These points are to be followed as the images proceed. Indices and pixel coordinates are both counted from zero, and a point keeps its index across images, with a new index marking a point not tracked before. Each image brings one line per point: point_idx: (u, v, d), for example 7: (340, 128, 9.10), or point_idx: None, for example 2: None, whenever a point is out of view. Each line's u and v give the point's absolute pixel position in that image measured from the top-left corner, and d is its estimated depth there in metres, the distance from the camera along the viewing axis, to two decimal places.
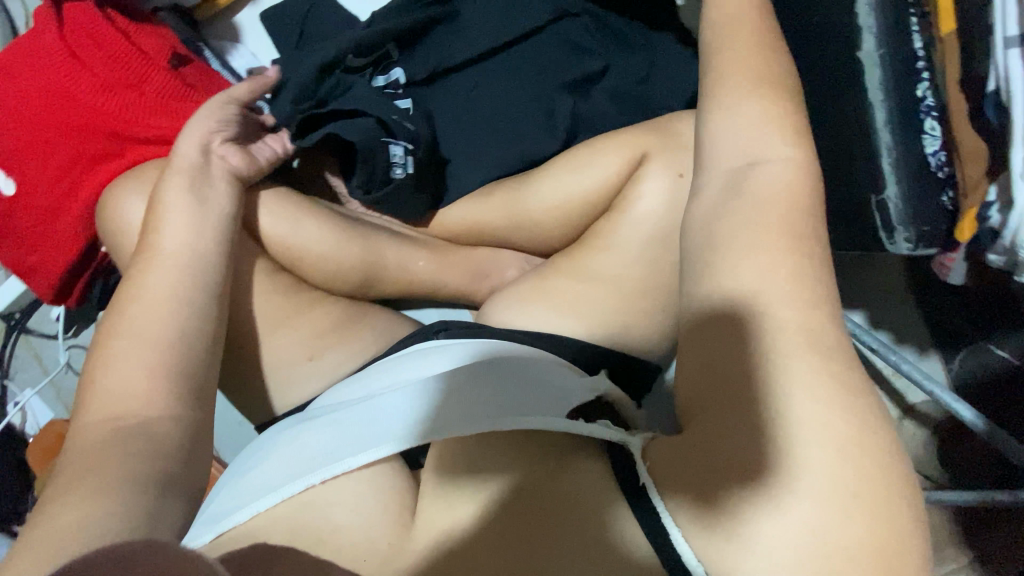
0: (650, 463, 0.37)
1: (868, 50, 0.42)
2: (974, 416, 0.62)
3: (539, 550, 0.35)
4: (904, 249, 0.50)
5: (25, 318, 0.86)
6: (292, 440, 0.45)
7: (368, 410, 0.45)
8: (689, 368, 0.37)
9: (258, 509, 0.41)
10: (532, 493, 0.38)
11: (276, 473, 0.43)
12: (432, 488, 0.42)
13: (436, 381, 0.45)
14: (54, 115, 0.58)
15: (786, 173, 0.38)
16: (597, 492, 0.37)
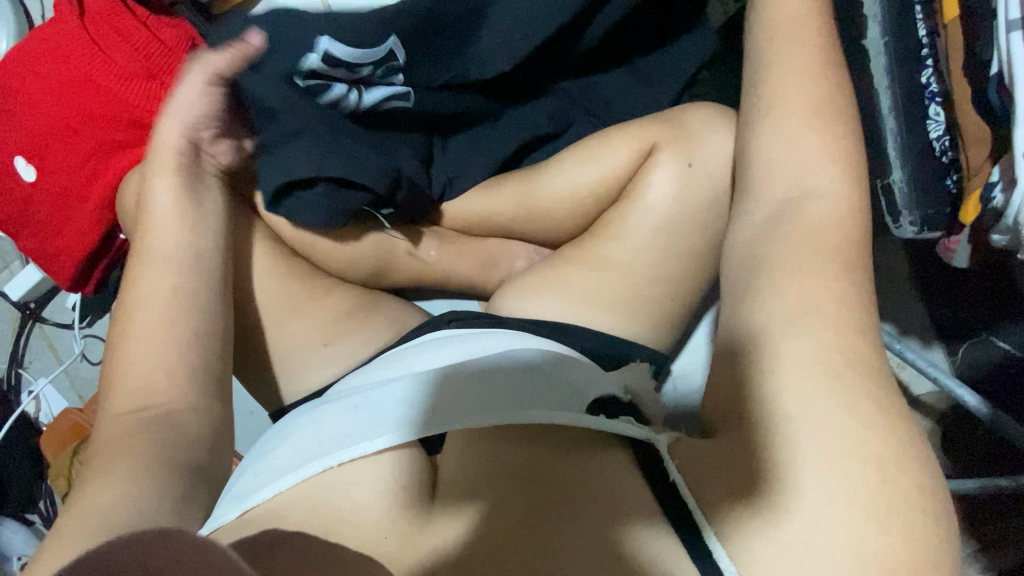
0: (678, 461, 0.39)
1: (874, 37, 0.48)
2: (976, 401, 0.63)
3: (564, 534, 0.36)
4: (910, 233, 0.51)
5: (41, 307, 0.88)
6: (312, 422, 0.46)
7: (386, 394, 0.45)
8: (728, 374, 0.39)
9: (280, 488, 0.41)
10: (555, 483, 0.40)
11: (296, 455, 0.43)
12: (453, 473, 0.43)
13: (457, 370, 0.45)
14: (76, 103, 0.60)
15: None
16: (622, 483, 0.39)
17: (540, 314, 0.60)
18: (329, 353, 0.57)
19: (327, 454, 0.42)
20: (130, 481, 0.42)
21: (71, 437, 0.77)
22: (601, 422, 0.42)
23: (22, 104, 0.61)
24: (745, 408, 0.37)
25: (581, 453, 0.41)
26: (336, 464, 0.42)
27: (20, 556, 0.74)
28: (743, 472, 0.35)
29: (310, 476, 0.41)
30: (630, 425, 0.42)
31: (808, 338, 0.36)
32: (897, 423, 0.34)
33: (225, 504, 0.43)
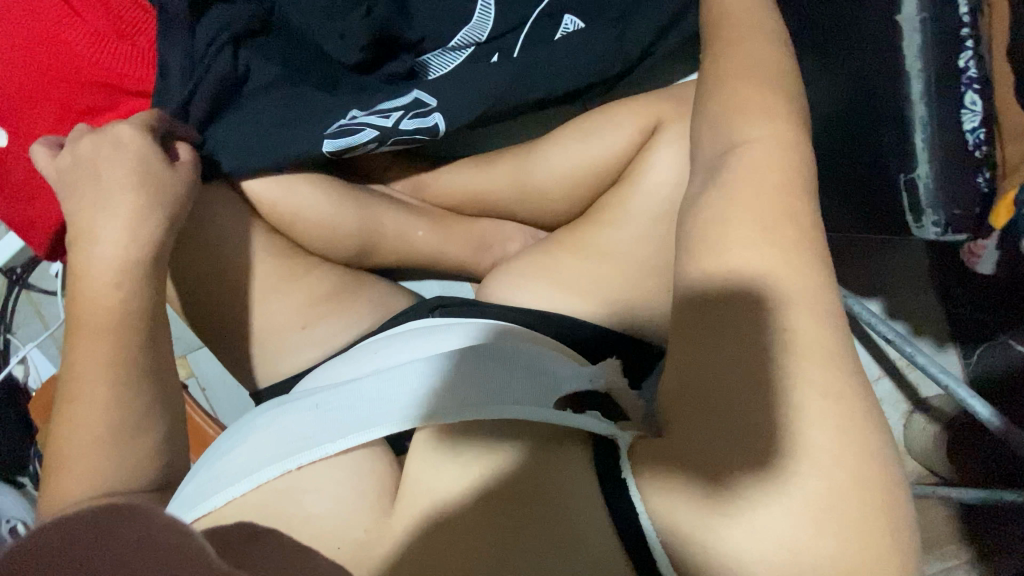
0: (635, 459, 0.35)
1: (908, 13, 0.40)
2: (989, 412, 0.58)
3: (517, 543, 0.33)
4: (932, 234, 0.45)
5: (27, 274, 0.74)
6: (275, 421, 0.43)
7: (348, 395, 0.42)
8: (690, 347, 0.32)
9: (236, 495, 0.39)
10: (514, 483, 0.36)
11: (252, 459, 0.40)
12: (415, 473, 0.39)
13: (429, 365, 0.42)
14: (42, 60, 0.53)
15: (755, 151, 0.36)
16: (579, 484, 0.35)
17: (525, 302, 0.57)
18: (308, 336, 0.55)
19: (288, 456, 0.39)
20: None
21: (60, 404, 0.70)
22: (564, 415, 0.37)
23: None
24: (706, 381, 0.31)
25: (543, 446, 0.37)
26: (298, 464, 0.39)
27: (9, 521, 0.66)
28: (680, 450, 0.31)
29: (270, 478, 0.39)
30: (594, 418, 0.37)
31: (819, 357, 0.30)
32: (886, 448, 0.31)
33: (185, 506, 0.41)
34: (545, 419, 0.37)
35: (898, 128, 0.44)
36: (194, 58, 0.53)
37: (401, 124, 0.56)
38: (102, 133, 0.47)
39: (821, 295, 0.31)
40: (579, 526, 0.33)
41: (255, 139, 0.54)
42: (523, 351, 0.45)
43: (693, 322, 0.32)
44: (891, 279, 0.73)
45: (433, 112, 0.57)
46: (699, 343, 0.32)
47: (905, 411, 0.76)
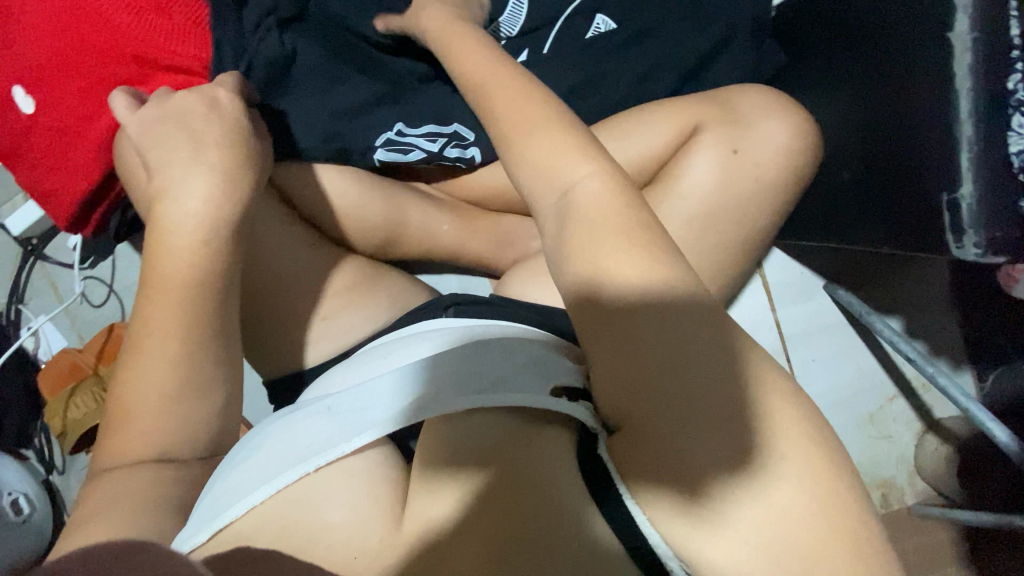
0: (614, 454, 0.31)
1: (960, 31, 0.40)
2: (1007, 435, 0.57)
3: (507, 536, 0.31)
4: (971, 256, 0.43)
5: (43, 245, 0.73)
6: (287, 422, 0.40)
7: (358, 391, 0.40)
8: (608, 350, 0.30)
9: (252, 504, 0.35)
10: (500, 471, 0.34)
11: (266, 465, 0.37)
12: (429, 468, 0.36)
13: (437, 355, 0.40)
14: (75, 29, 0.52)
15: (599, 173, 0.34)
16: (563, 468, 0.34)
17: (548, 302, 0.56)
18: (328, 326, 0.55)
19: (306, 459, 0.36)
20: (145, 447, 0.40)
21: (69, 379, 0.69)
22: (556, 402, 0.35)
23: (23, 28, 0.53)
24: (646, 381, 0.29)
25: (529, 433, 0.36)
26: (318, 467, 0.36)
27: (11, 493, 0.66)
28: (660, 457, 0.28)
29: (288, 484, 0.36)
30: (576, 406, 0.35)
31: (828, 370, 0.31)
32: None
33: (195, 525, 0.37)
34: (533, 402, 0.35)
35: (945, 145, 0.43)
36: (248, 44, 0.54)
37: (445, 152, 0.58)
38: (206, 92, 0.46)
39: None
40: (567, 519, 0.31)
41: (316, 119, 0.55)
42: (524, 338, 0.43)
43: (612, 320, 0.30)
44: (908, 298, 0.74)
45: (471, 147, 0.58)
46: (617, 349, 0.30)
47: (917, 431, 0.76)
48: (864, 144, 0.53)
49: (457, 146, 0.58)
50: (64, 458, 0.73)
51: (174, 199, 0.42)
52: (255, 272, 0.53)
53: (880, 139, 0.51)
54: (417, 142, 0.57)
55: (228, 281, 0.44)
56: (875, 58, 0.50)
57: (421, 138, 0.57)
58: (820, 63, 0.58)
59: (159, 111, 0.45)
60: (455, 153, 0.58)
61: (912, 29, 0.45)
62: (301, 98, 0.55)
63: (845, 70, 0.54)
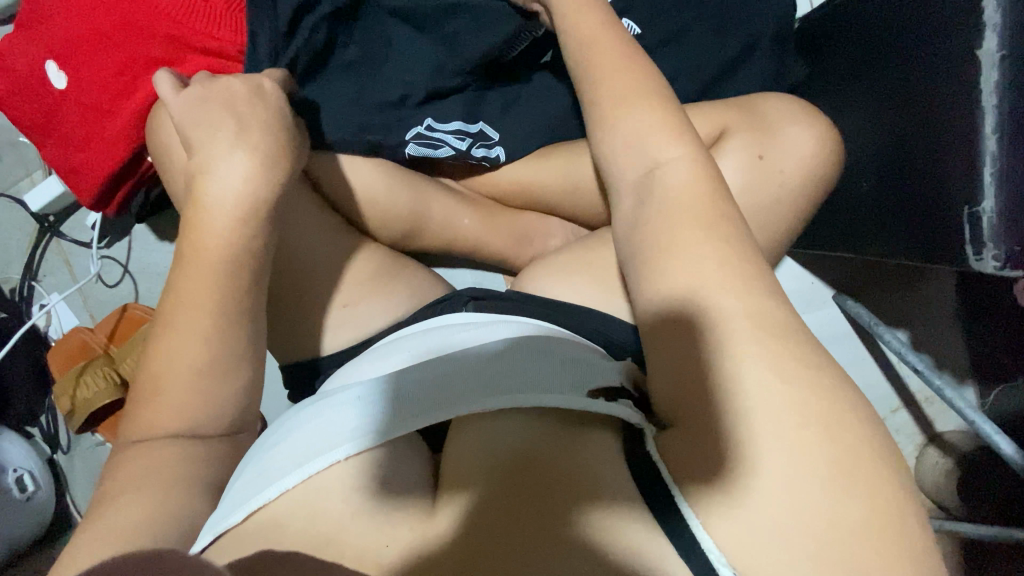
0: (665, 455, 0.33)
1: (989, 49, 0.41)
2: (1013, 449, 0.58)
3: (553, 532, 0.31)
4: (989, 269, 0.44)
5: (60, 223, 0.73)
6: (316, 410, 0.40)
7: (390, 382, 0.40)
8: (667, 362, 0.35)
9: (285, 487, 0.35)
10: (544, 469, 0.35)
11: (297, 450, 0.37)
12: (464, 462, 0.37)
13: (470, 352, 0.41)
14: (113, 8, 0.52)
15: (683, 161, 0.39)
16: (609, 469, 0.34)
17: (567, 299, 0.57)
18: (349, 314, 0.55)
19: (324, 453, 0.36)
20: (171, 424, 0.41)
21: (79, 358, 0.69)
22: (596, 403, 0.36)
23: (60, 5, 0.53)
24: (694, 390, 0.33)
25: (571, 434, 0.36)
26: (337, 461, 0.36)
27: (17, 470, 0.65)
28: (712, 457, 0.31)
29: (307, 478, 0.36)
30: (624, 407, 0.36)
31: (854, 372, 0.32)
32: None
33: (224, 509, 0.36)
34: (578, 405, 0.36)
35: (968, 161, 0.44)
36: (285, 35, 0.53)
37: (472, 151, 0.60)
38: (250, 80, 0.46)
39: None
40: (614, 520, 0.31)
41: (350, 116, 0.56)
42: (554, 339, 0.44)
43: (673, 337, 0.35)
44: (915, 311, 0.75)
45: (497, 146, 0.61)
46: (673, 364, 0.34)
47: (918, 443, 0.78)
48: (885, 157, 0.54)
49: (481, 144, 0.60)
50: (69, 438, 0.72)
51: (207, 184, 0.42)
52: (279, 258, 0.54)
53: (901, 154, 0.52)
54: (444, 139, 0.59)
55: (258, 265, 0.44)
56: (901, 73, 0.51)
57: (450, 137, 0.59)
58: (844, 72, 0.59)
59: (199, 92, 0.45)
60: (481, 153, 0.61)
61: (938, 46, 0.46)
62: (335, 93, 0.56)
63: (870, 83, 0.55)
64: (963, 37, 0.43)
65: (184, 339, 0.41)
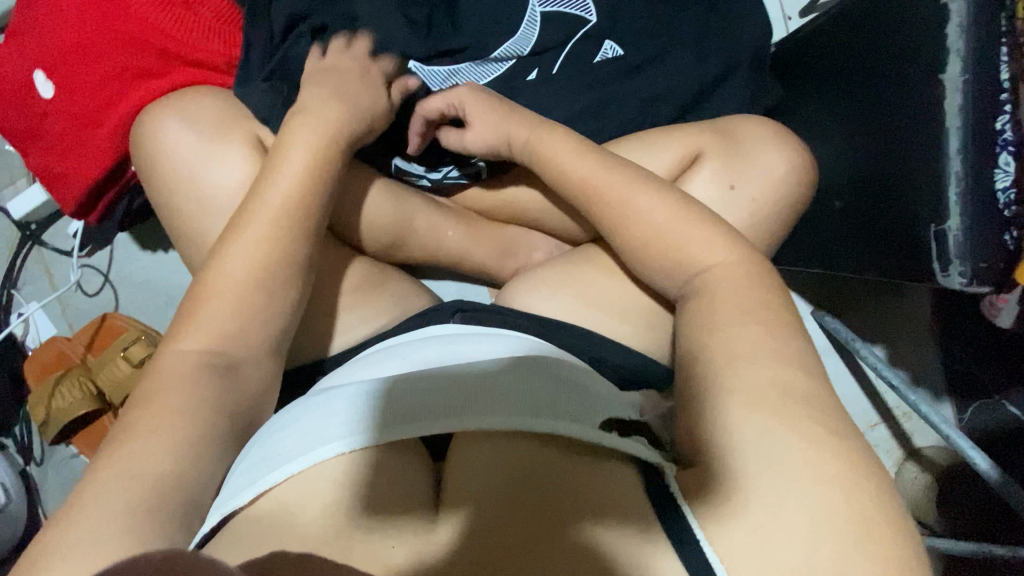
0: (682, 488, 0.34)
1: (953, 73, 0.43)
2: (987, 464, 0.59)
3: (562, 553, 0.31)
4: (956, 284, 0.45)
5: (42, 231, 0.73)
6: (336, 396, 0.39)
7: (422, 378, 0.40)
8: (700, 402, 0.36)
9: (292, 471, 0.35)
10: (560, 491, 0.34)
11: (311, 433, 0.37)
12: (476, 467, 0.36)
13: (510, 363, 0.40)
14: (101, 20, 0.53)
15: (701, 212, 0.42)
16: (625, 500, 0.34)
17: (548, 312, 0.58)
18: (331, 325, 0.56)
19: (326, 445, 0.36)
20: None
21: (56, 368, 0.68)
22: (609, 436, 0.36)
23: (49, 15, 0.54)
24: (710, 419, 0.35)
25: (592, 464, 0.36)
26: (337, 454, 0.35)
27: None
28: None
29: (302, 470, 0.35)
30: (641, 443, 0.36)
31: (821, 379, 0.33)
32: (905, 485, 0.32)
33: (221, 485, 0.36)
34: (603, 437, 0.36)
35: (934, 180, 0.45)
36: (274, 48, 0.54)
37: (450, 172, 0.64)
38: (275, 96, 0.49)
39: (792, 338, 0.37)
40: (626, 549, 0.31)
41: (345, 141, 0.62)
42: (580, 369, 0.44)
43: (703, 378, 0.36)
44: (892, 328, 0.76)
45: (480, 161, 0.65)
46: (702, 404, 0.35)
47: (898, 458, 0.78)
48: (856, 175, 0.55)
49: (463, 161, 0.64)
50: (43, 449, 0.71)
51: None
52: None
53: (869, 172, 0.54)
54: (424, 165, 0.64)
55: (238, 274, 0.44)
56: (869, 94, 0.53)
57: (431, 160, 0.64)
58: (815, 96, 0.61)
59: None
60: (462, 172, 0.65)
61: (907, 69, 0.48)
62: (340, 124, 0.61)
63: (840, 105, 0.57)
64: (927, 63, 0.46)
65: (165, 345, 0.41)
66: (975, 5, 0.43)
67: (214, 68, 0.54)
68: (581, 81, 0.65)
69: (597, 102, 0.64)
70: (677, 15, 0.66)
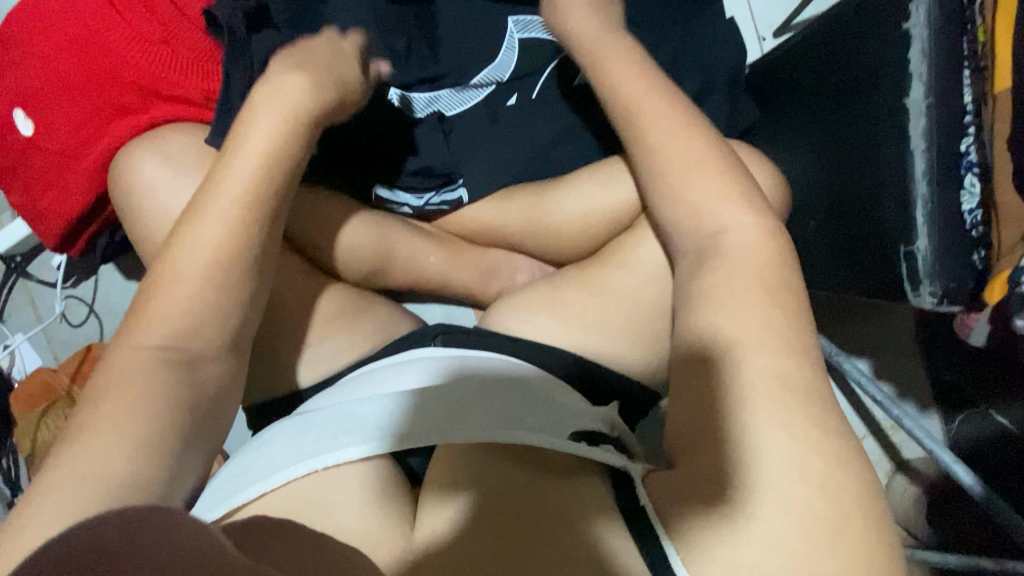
0: (649, 489, 0.37)
1: (917, 96, 0.44)
2: (972, 479, 0.59)
3: (530, 551, 0.34)
4: (928, 303, 0.46)
5: (27, 263, 0.73)
6: (336, 411, 0.43)
7: (415, 393, 0.43)
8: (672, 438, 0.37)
9: (291, 476, 0.39)
10: (532, 497, 0.38)
11: (311, 442, 0.41)
12: (458, 477, 0.40)
13: (497, 385, 0.44)
14: (80, 60, 0.53)
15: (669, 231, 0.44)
16: (593, 505, 0.37)
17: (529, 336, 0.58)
18: (312, 354, 0.56)
19: (344, 448, 0.40)
20: None
21: (40, 399, 0.68)
22: (580, 446, 0.40)
23: (28, 55, 0.54)
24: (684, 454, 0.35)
25: (562, 475, 0.39)
26: (335, 462, 0.39)
27: None
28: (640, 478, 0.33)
29: (299, 476, 0.39)
30: (607, 451, 0.40)
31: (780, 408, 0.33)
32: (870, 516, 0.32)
33: (225, 489, 0.39)
34: (574, 451, 0.39)
35: (902, 201, 0.46)
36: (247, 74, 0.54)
37: (433, 199, 0.66)
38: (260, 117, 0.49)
39: (794, 347, 0.35)
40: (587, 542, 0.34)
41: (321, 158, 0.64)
42: (559, 389, 0.47)
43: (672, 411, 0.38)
44: (876, 341, 0.77)
45: (460, 186, 0.66)
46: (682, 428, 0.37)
47: (887, 471, 0.78)
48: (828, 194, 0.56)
49: (445, 188, 0.66)
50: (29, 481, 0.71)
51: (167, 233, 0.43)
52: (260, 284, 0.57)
53: (842, 193, 0.54)
54: (407, 189, 0.66)
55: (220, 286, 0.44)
56: (841, 115, 0.53)
57: (414, 183, 0.65)
58: (788, 115, 0.62)
59: None
60: (443, 200, 0.66)
61: (874, 92, 0.49)
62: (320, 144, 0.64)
63: (811, 126, 0.58)
64: (893, 87, 0.46)
65: None
66: (936, 31, 0.43)
67: (192, 104, 0.55)
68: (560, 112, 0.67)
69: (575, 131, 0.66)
70: (655, 36, 0.67)
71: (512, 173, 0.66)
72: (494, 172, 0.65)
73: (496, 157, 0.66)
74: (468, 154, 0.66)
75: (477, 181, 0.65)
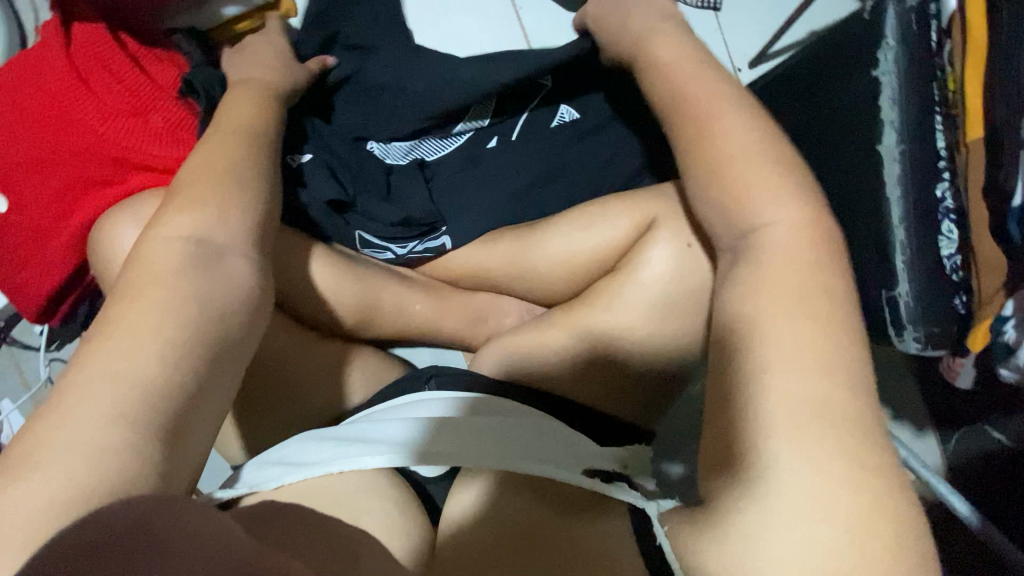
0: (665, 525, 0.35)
1: (889, 143, 0.44)
2: (969, 510, 0.58)
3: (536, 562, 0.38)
4: (912, 348, 0.46)
5: (10, 328, 0.73)
6: (362, 429, 0.46)
7: (437, 421, 0.45)
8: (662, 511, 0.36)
9: (304, 475, 0.41)
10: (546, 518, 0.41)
11: (331, 450, 0.43)
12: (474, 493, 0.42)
13: (518, 422, 0.46)
14: (52, 134, 0.53)
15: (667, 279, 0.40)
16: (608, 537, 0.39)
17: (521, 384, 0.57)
18: None
19: (362, 454, 0.42)
20: None
21: None
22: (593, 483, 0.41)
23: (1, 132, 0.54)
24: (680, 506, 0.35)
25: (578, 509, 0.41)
26: (345, 468, 0.41)
27: None
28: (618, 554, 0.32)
29: (312, 475, 0.41)
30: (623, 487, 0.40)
31: None
32: None
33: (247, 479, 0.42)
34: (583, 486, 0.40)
35: (880, 244, 0.46)
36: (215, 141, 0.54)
37: (418, 245, 0.65)
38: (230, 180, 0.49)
39: None
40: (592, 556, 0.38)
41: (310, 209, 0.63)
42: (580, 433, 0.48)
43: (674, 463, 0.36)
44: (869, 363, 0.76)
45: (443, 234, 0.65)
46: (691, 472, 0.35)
47: None
48: None
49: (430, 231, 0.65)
50: None
51: None
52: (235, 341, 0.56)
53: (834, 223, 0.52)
54: (391, 239, 0.65)
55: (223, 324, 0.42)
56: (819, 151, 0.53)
57: (397, 231, 0.65)
58: None
59: None
60: (429, 245, 0.65)
61: (847, 136, 0.49)
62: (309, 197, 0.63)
63: None
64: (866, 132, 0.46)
65: None
66: (907, 77, 0.44)
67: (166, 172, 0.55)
68: (542, 147, 0.66)
69: (557, 167, 0.66)
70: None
71: (500, 214, 0.65)
72: (481, 213, 0.65)
73: (481, 197, 0.65)
74: (456, 196, 0.66)
75: (463, 224, 0.65)
